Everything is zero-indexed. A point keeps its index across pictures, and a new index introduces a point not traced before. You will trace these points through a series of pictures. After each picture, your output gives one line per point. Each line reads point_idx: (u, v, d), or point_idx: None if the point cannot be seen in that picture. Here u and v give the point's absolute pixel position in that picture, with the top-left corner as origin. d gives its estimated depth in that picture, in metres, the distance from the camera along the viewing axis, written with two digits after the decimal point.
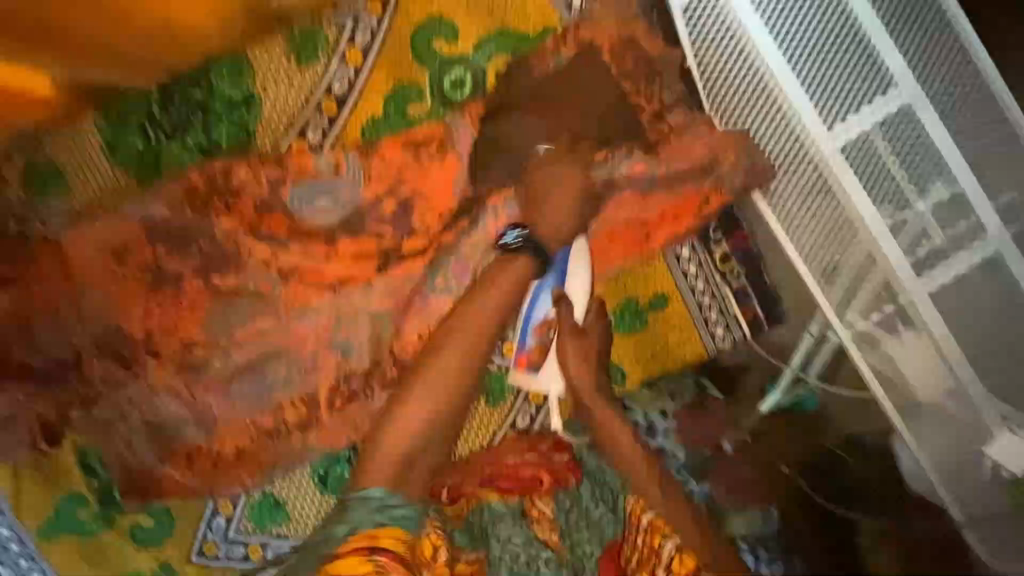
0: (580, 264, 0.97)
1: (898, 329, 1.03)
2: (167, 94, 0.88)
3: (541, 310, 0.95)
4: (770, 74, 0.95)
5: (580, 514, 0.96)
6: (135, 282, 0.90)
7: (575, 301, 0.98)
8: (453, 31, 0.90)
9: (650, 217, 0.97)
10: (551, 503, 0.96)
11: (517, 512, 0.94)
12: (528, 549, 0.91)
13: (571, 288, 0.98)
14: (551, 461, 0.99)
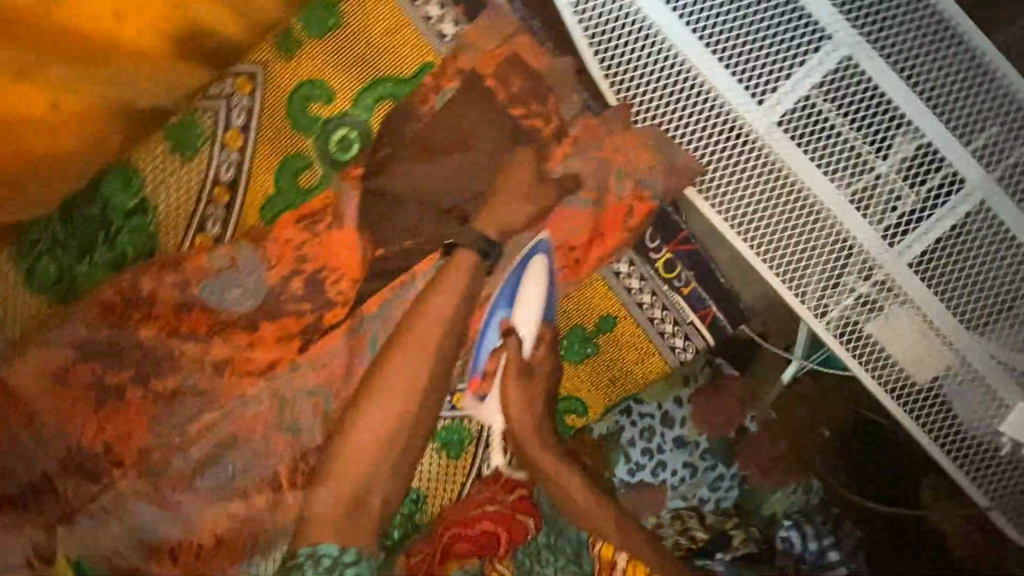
0: (534, 288, 0.93)
1: (881, 306, 0.91)
2: (67, 216, 0.88)
3: (493, 335, 0.91)
4: (681, 55, 0.85)
5: (539, 559, 0.93)
6: (78, 398, 0.88)
7: (523, 331, 0.94)
8: (328, 93, 0.87)
9: (576, 239, 0.94)
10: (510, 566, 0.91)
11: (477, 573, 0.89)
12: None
13: (522, 318, 0.93)
14: (504, 505, 0.94)
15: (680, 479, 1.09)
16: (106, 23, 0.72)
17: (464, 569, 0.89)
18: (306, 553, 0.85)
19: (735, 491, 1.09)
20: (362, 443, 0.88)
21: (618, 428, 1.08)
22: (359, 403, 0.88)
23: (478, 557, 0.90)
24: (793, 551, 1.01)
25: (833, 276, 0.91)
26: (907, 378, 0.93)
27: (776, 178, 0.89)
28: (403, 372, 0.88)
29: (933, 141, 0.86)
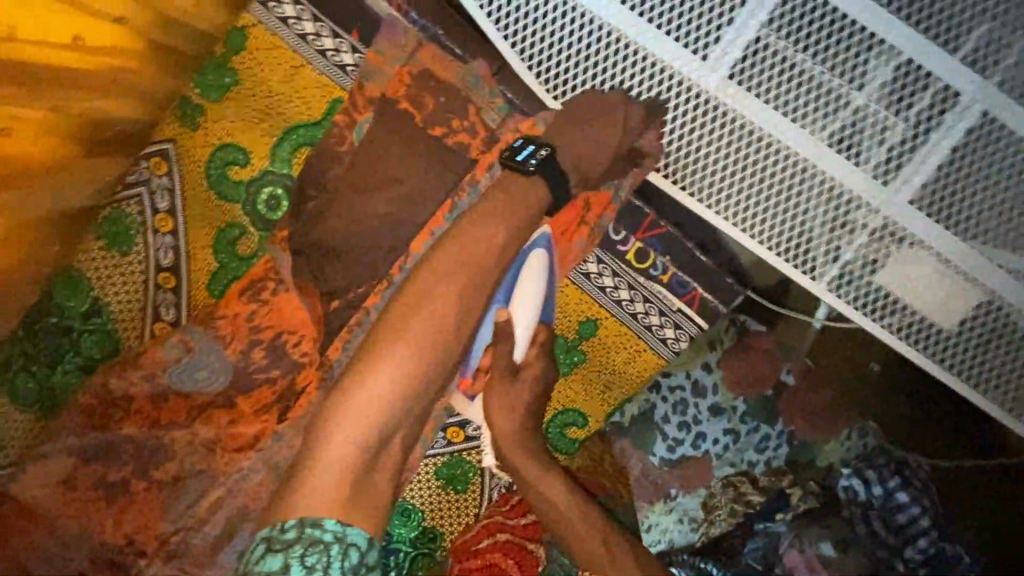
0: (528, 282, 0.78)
1: (888, 253, 0.81)
2: (30, 328, 0.86)
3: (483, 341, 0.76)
4: (603, 28, 0.78)
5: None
6: (88, 502, 0.87)
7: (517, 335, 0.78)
8: (243, 154, 0.84)
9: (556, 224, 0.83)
10: None
11: None
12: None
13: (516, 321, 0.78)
14: (508, 529, 0.87)
15: (723, 448, 0.95)
16: (1, 143, 0.67)
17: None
18: (334, 529, 0.62)
19: (785, 449, 0.96)
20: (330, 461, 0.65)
21: (649, 407, 0.95)
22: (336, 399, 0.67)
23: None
24: (858, 498, 0.91)
25: (822, 232, 0.82)
26: (930, 326, 0.83)
27: (738, 137, 0.80)
28: (401, 361, 0.68)
29: (913, 56, 0.73)
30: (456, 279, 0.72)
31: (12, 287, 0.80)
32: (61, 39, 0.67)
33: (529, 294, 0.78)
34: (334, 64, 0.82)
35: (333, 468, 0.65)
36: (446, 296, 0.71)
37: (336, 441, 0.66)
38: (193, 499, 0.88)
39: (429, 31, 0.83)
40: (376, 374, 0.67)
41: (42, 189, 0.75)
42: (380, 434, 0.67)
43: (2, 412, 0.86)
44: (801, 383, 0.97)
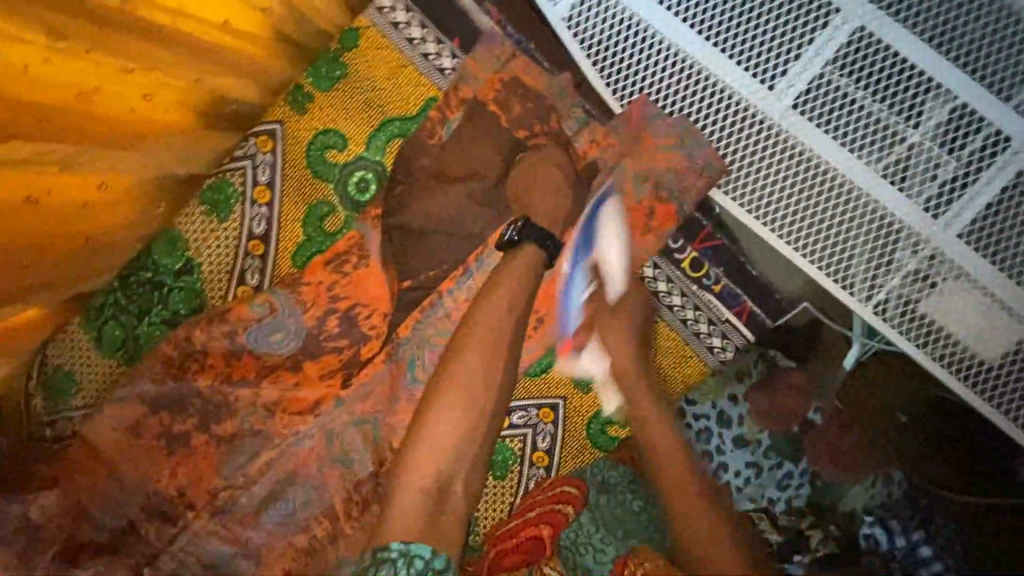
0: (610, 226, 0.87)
1: (932, 284, 0.85)
2: (126, 281, 0.96)
3: (582, 285, 0.88)
4: (683, 54, 0.85)
5: (584, 539, 0.89)
6: (154, 450, 0.96)
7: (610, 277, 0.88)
8: (341, 139, 0.92)
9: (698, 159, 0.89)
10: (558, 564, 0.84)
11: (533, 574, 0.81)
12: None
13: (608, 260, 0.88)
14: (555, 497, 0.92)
15: (744, 480, 1.00)
16: (142, 106, 0.78)
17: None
18: (399, 547, 0.70)
19: (807, 489, 0.99)
20: (433, 447, 0.77)
21: (673, 430, 0.99)
22: (434, 393, 0.79)
23: (528, 564, 0.83)
24: (880, 548, 0.90)
25: (870, 257, 0.86)
26: (973, 358, 0.86)
27: (796, 162, 0.86)
28: (488, 335, 0.81)
29: (969, 101, 0.79)
30: (478, 349, 0.80)
31: (122, 237, 0.90)
32: (212, 19, 0.77)
33: (609, 253, 0.87)
34: (434, 67, 0.91)
35: (432, 445, 0.77)
36: (471, 367, 0.79)
37: (436, 432, 0.77)
38: (248, 457, 0.96)
39: (521, 45, 0.90)
40: (442, 411, 0.78)
41: (165, 152, 0.85)
42: (436, 486, 0.76)
43: (90, 355, 0.99)
44: (829, 424, 1.00)
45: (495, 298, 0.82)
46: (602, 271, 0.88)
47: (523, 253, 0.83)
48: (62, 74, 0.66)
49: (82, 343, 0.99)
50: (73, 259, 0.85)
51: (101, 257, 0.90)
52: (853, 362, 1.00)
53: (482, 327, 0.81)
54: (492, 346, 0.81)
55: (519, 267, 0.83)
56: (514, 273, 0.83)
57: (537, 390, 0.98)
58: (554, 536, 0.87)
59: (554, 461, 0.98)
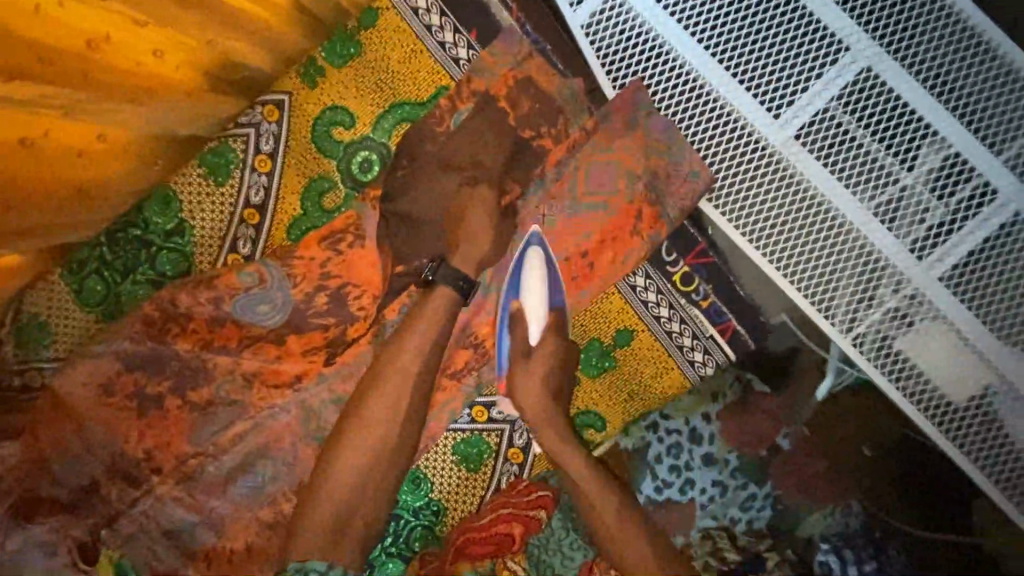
0: (534, 270, 0.92)
1: (911, 322, 0.88)
2: (113, 236, 0.94)
3: (508, 334, 0.93)
4: (695, 73, 0.87)
5: (552, 554, 0.89)
6: (125, 409, 0.97)
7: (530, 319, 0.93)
8: (349, 117, 0.92)
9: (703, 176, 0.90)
10: (522, 561, 0.88)
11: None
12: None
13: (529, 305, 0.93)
14: (522, 503, 0.93)
15: (709, 498, 0.97)
16: (151, 64, 0.77)
17: (475, 569, 0.85)
18: (297, 566, 0.82)
19: (768, 512, 0.96)
20: (342, 471, 0.87)
21: (644, 445, 1.00)
22: (348, 417, 0.89)
23: (493, 557, 0.87)
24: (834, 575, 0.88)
25: (854, 290, 0.89)
26: (941, 398, 0.89)
27: (794, 191, 0.88)
28: (405, 363, 0.89)
29: (960, 150, 0.83)
30: (388, 386, 0.89)
31: (116, 193, 0.89)
32: None
33: (534, 308, 0.93)
34: (449, 56, 0.91)
35: (349, 463, 0.87)
36: (383, 397, 0.89)
37: (350, 449, 0.87)
38: (221, 426, 0.98)
39: (538, 45, 0.91)
40: (355, 438, 0.88)
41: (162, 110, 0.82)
42: (352, 497, 0.87)
43: (69, 308, 0.97)
44: (797, 450, 0.98)
45: (413, 329, 0.90)
46: (522, 319, 0.93)
47: (439, 293, 0.89)
48: (79, 20, 0.67)
49: (60, 293, 0.97)
50: (72, 213, 0.84)
51: (96, 211, 0.88)
52: (826, 393, 0.99)
53: (397, 367, 0.89)
54: (402, 387, 0.89)
55: (431, 309, 0.90)
56: (431, 313, 0.90)
57: None
58: (524, 534, 0.90)
59: (528, 458, 0.99)
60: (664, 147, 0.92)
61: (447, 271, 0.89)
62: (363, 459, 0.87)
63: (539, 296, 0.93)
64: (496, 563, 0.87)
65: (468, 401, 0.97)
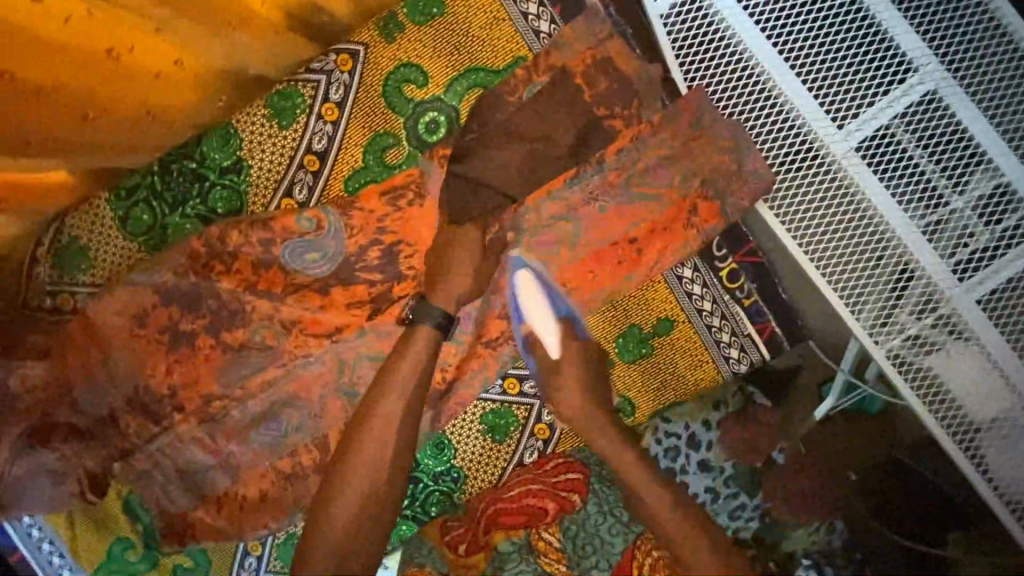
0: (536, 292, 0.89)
1: (944, 340, 0.90)
2: (166, 168, 0.94)
3: (523, 339, 0.90)
4: (766, 76, 0.88)
5: (587, 536, 0.91)
6: (156, 343, 0.96)
7: (544, 333, 0.88)
8: (423, 76, 0.92)
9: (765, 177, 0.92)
10: (557, 532, 0.92)
11: (524, 546, 0.92)
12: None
13: (542, 324, 0.89)
14: (556, 488, 0.95)
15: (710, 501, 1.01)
16: None
17: (510, 539, 0.92)
18: None
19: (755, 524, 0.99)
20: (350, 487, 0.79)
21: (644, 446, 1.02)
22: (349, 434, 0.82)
23: (526, 527, 0.93)
24: None
25: (892, 305, 0.91)
26: (965, 418, 0.91)
27: (847, 202, 0.90)
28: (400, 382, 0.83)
29: (1014, 180, 0.85)
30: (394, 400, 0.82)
31: (167, 121, 0.88)
32: None
33: (545, 318, 0.89)
34: (530, 27, 0.92)
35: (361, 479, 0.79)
36: (381, 417, 0.81)
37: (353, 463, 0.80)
38: (251, 371, 0.97)
39: (619, 27, 0.92)
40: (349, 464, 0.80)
41: (238, 52, 0.86)
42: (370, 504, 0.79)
43: (109, 234, 0.96)
44: (789, 465, 1.01)
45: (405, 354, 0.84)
46: (538, 337, 0.89)
47: (421, 331, 0.84)
48: None
49: (105, 217, 0.96)
50: (117, 128, 0.83)
51: (146, 136, 0.88)
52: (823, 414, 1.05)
53: (375, 423, 0.81)
54: (386, 434, 0.81)
55: (413, 350, 0.84)
56: (414, 354, 0.84)
57: None
58: (556, 509, 0.93)
59: (554, 436, 1.00)
60: (729, 143, 0.93)
61: (427, 309, 0.85)
62: (357, 507, 0.78)
63: (546, 322, 0.89)
64: (529, 533, 0.93)
65: (502, 371, 0.98)
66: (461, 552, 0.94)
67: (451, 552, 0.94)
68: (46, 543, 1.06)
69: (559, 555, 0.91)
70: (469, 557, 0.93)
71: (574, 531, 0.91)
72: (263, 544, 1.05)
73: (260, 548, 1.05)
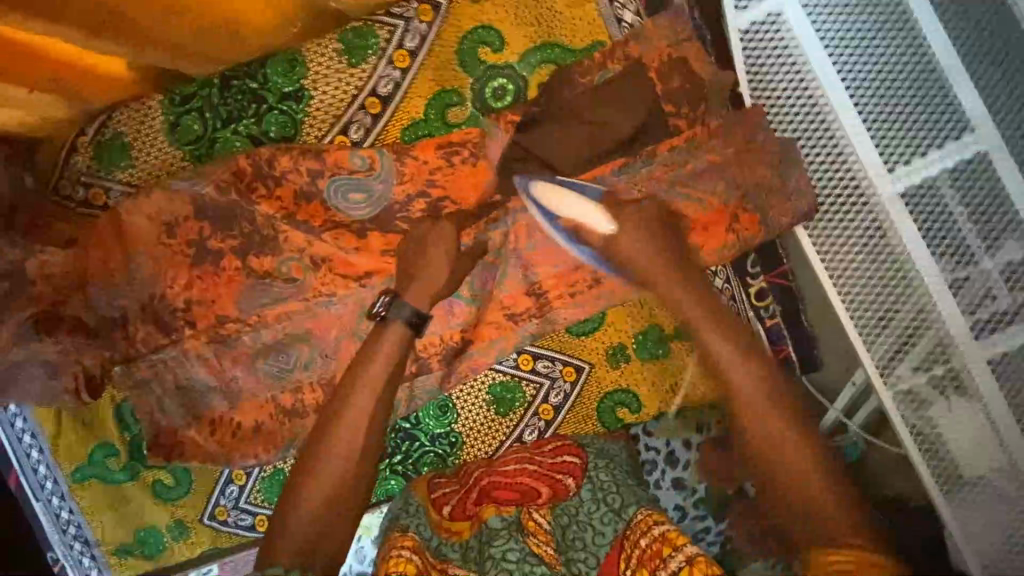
0: (547, 192, 0.85)
1: (949, 394, 0.92)
2: (226, 83, 0.94)
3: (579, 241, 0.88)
4: (827, 107, 0.89)
5: (579, 525, 0.83)
6: (180, 255, 0.95)
7: (585, 216, 0.85)
8: (500, 40, 0.93)
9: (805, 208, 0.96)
10: (548, 514, 0.86)
11: (515, 524, 0.85)
12: (522, 565, 0.80)
13: (574, 211, 0.85)
14: (552, 472, 0.89)
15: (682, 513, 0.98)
16: None
17: (501, 515, 0.86)
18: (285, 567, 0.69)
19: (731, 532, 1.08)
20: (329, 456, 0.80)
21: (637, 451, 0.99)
22: (338, 400, 0.84)
23: (517, 505, 0.87)
24: None
25: (908, 350, 0.92)
26: (955, 471, 0.93)
27: (881, 245, 0.91)
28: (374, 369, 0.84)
29: None
30: (364, 382, 0.84)
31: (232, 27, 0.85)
32: None
33: (575, 211, 0.85)
34: (615, 17, 0.94)
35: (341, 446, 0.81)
36: (358, 400, 0.83)
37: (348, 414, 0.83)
38: (270, 299, 0.96)
39: (700, 32, 0.94)
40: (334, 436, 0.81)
41: None
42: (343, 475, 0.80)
43: (156, 137, 0.96)
44: None
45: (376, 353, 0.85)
46: (585, 228, 0.85)
47: (392, 327, 0.85)
48: None
49: (153, 118, 0.96)
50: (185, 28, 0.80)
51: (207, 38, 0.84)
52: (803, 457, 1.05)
53: (350, 409, 0.83)
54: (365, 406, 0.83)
55: (383, 348, 0.85)
56: (384, 352, 0.85)
57: (568, 348, 1.01)
58: (548, 493, 0.87)
59: (558, 419, 1.01)
60: (781, 161, 0.93)
61: (398, 304, 0.85)
62: (345, 463, 0.80)
63: (577, 203, 0.85)
64: (520, 513, 0.87)
65: (519, 347, 0.98)
66: (444, 514, 0.88)
67: (434, 512, 0.89)
68: (26, 437, 1.04)
69: (549, 537, 0.84)
70: (453, 523, 0.88)
71: (566, 520, 0.85)
72: (247, 475, 1.04)
73: (244, 476, 1.04)
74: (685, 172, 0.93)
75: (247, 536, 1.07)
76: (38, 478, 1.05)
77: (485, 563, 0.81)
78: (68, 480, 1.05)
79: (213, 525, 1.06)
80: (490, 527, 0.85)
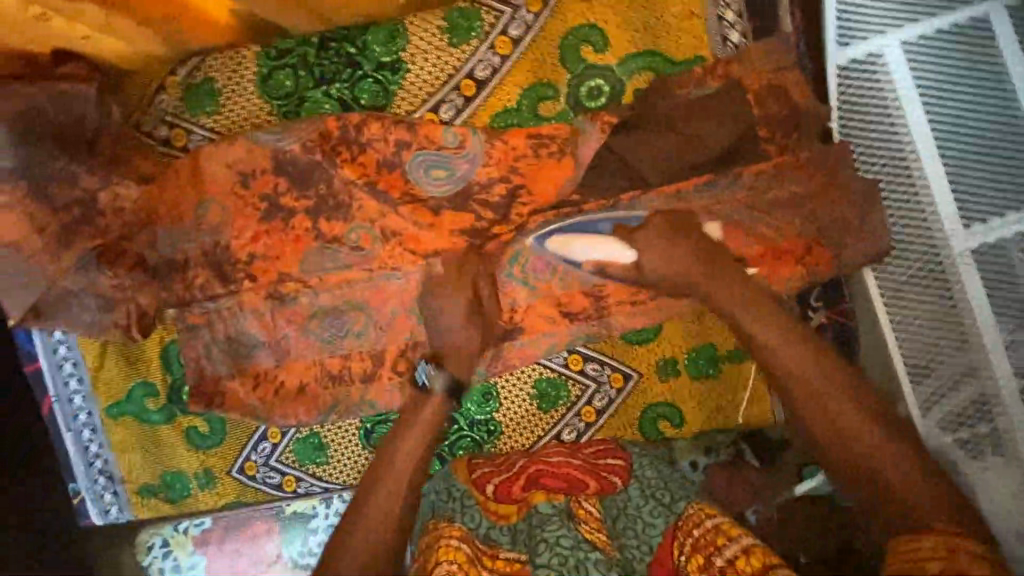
0: (563, 242, 0.90)
1: (987, 455, 0.88)
2: (325, 44, 0.97)
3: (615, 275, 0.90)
4: (912, 149, 0.89)
5: (630, 518, 0.87)
6: (252, 206, 0.95)
7: (607, 252, 0.89)
8: (602, 42, 0.97)
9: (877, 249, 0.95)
10: (598, 504, 0.89)
11: (564, 512, 0.88)
12: (576, 551, 0.83)
13: (603, 251, 0.89)
14: (597, 466, 0.92)
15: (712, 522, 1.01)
16: None
17: (550, 501, 0.88)
18: None
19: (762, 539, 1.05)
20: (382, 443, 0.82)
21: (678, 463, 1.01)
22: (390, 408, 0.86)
23: (566, 493, 0.89)
24: None
25: (955, 405, 0.90)
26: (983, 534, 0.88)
27: (943, 293, 0.90)
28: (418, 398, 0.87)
29: None
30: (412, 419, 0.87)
31: None
32: None
33: (602, 251, 0.89)
34: (721, 35, 0.97)
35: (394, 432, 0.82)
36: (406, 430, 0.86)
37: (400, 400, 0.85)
38: (336, 263, 0.95)
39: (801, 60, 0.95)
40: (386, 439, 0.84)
41: None
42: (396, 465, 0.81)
43: (245, 87, 0.99)
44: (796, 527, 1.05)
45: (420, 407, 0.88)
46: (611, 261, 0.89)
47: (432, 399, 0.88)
48: None
49: (246, 68, 0.99)
50: None
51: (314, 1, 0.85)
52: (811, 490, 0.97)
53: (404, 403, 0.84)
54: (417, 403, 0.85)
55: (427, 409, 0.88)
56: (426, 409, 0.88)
57: (620, 354, 1.01)
58: (594, 485, 0.90)
59: (599, 421, 1.02)
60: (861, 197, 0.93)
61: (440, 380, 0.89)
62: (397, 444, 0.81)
63: (600, 245, 0.89)
64: (569, 501, 0.89)
65: (570, 346, 0.99)
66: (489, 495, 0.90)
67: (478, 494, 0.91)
68: (66, 365, 1.04)
69: (600, 525, 0.87)
70: (500, 506, 0.89)
71: (616, 509, 0.88)
72: (282, 433, 1.05)
73: (280, 435, 1.05)
74: (765, 198, 0.93)
75: (273, 494, 1.07)
76: (72, 409, 1.05)
77: (538, 546, 0.84)
78: (102, 414, 1.05)
79: (241, 478, 1.07)
80: (537, 510, 0.88)
